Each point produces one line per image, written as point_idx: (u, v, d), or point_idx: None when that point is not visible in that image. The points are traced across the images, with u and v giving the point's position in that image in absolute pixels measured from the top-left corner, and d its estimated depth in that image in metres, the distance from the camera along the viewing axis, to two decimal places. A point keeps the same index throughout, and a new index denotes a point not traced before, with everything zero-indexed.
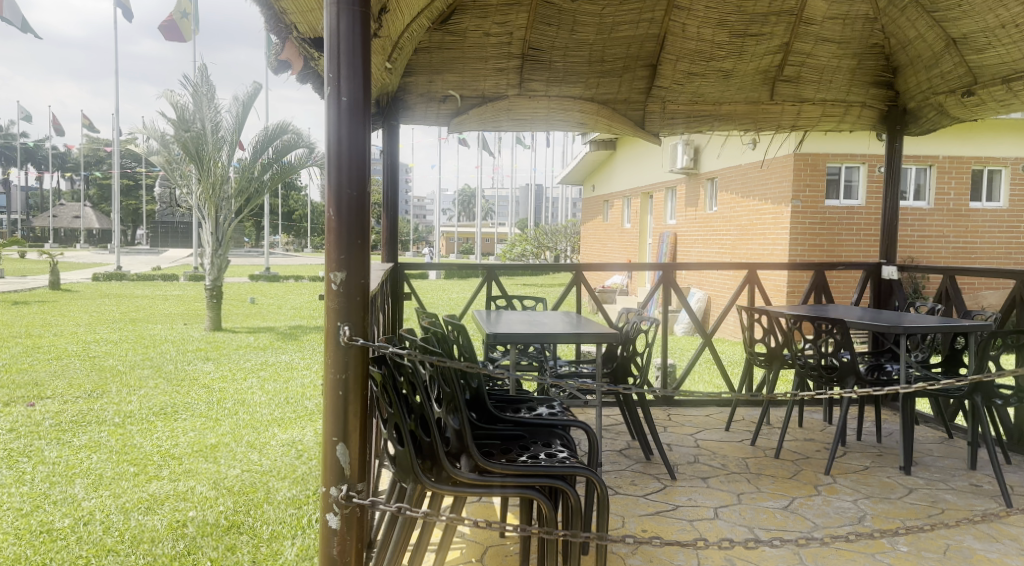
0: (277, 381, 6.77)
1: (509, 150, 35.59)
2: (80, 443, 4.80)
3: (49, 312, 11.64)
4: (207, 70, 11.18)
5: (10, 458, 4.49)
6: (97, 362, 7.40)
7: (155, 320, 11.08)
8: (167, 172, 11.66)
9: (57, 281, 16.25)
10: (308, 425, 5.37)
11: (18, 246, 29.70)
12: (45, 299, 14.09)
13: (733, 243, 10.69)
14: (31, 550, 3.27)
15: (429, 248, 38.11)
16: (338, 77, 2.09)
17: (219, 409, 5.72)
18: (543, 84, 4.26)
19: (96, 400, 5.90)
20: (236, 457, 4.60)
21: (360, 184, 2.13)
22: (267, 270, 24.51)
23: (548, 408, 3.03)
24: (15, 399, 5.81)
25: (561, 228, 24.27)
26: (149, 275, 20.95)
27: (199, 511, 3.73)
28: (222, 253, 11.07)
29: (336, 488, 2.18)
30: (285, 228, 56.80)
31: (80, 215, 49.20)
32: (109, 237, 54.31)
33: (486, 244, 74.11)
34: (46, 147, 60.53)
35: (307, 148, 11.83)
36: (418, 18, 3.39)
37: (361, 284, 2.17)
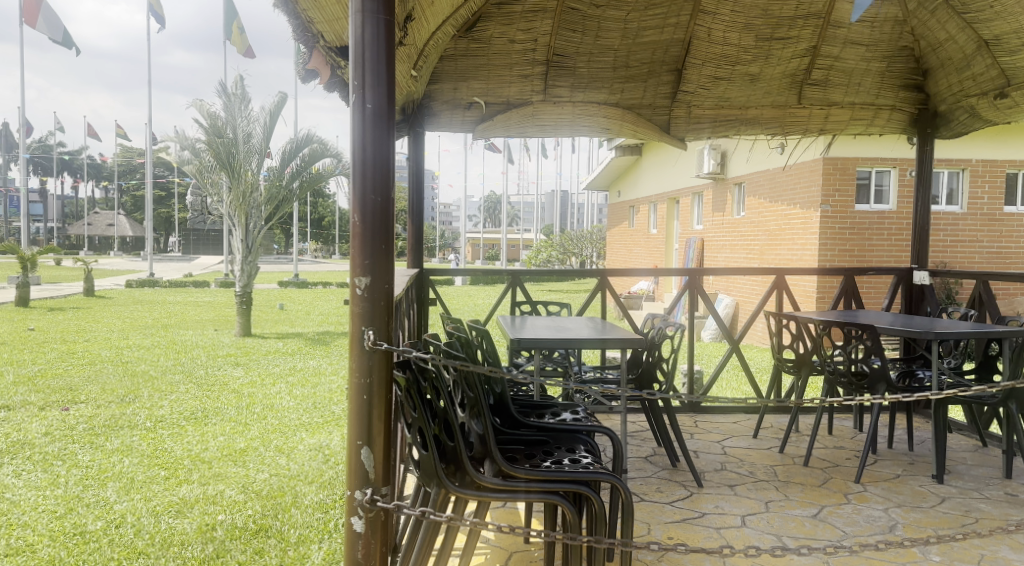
0: (305, 386, 6.85)
1: (535, 159, 35.64)
2: (113, 447, 4.90)
3: (84, 318, 11.93)
4: (241, 81, 11.36)
5: (45, 461, 4.61)
6: (130, 367, 7.54)
7: (186, 325, 11.32)
8: (199, 181, 11.82)
9: (91, 288, 16.64)
10: (336, 429, 5.43)
11: (55, 256, 30.46)
12: (81, 305, 14.44)
13: (761, 248, 10.56)
14: (65, 552, 3.36)
15: (455, 254, 38.26)
16: (364, 84, 2.14)
17: (247, 413, 5.80)
18: (567, 89, 4.26)
19: (128, 405, 6.01)
20: (264, 461, 4.65)
21: (384, 189, 2.17)
22: (296, 276, 24.93)
23: (572, 414, 3.02)
24: (49, 404, 5.96)
25: (587, 234, 24.22)
26: (181, 282, 21.39)
27: (228, 514, 3.78)
28: (251, 260, 11.21)
29: (360, 491, 2.20)
30: (315, 236, 57.53)
31: (113, 222, 51.04)
32: (143, 245, 55.45)
33: (511, 250, 74.28)
34: (81, 157, 62.22)
35: (334, 158, 11.93)
36: (443, 26, 3.42)
37: (385, 289, 2.21)
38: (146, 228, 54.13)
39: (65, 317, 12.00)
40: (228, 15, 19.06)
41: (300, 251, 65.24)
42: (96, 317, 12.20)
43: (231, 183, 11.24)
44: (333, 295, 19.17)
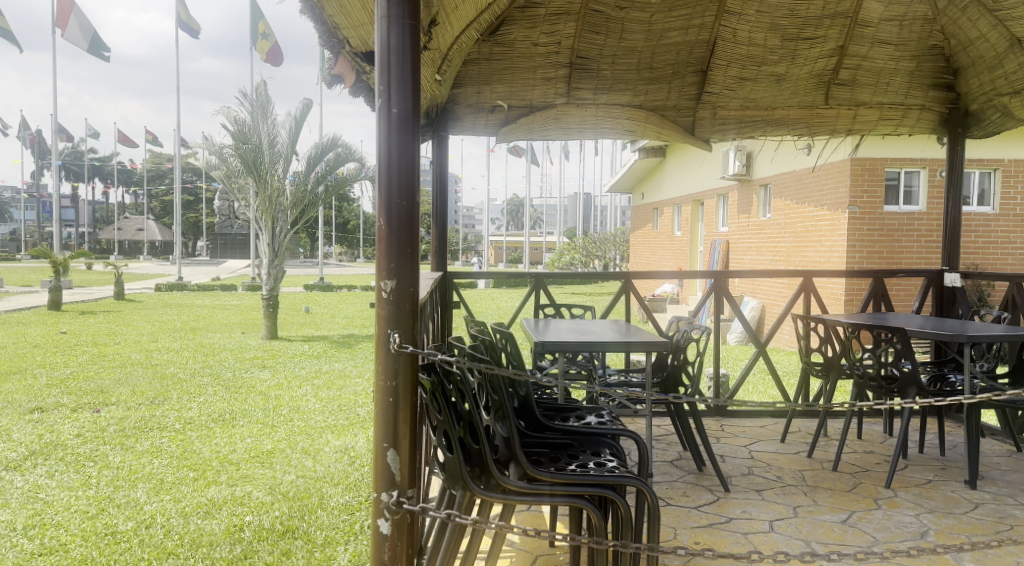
0: (330, 388, 6.91)
1: (558, 161, 35.62)
2: (143, 448, 4.98)
3: (115, 321, 12.15)
4: (264, 87, 11.43)
5: (78, 462, 4.70)
6: (159, 370, 7.67)
7: (214, 328, 11.49)
8: (227, 186, 11.98)
9: (122, 292, 16.96)
10: (361, 431, 5.46)
11: (87, 260, 31.13)
12: (112, 309, 14.71)
13: (788, 250, 10.44)
14: (97, 552, 3.42)
15: (478, 257, 38.36)
16: (389, 89, 2.15)
17: (274, 415, 5.87)
18: (591, 92, 4.26)
19: (158, 407, 6.11)
20: (291, 463, 4.70)
21: (410, 194, 2.19)
22: (321, 280, 25.19)
23: (597, 417, 3.01)
24: (81, 406, 6.07)
25: (610, 236, 24.15)
26: (210, 285, 21.70)
27: (255, 515, 3.83)
28: (278, 264, 11.33)
29: (386, 493, 2.22)
30: (340, 240, 58.07)
31: (144, 227, 52.00)
32: (172, 250, 56.41)
33: (535, 253, 74.27)
34: (112, 163, 63.53)
35: (359, 162, 12.03)
36: (467, 31, 3.43)
37: (411, 292, 2.22)
38: (175, 233, 55.06)
39: (97, 320, 12.24)
40: (254, 22, 19.33)
41: (326, 254, 65.90)
42: (127, 320, 12.42)
43: (257, 188, 11.33)
44: (358, 299, 19.32)
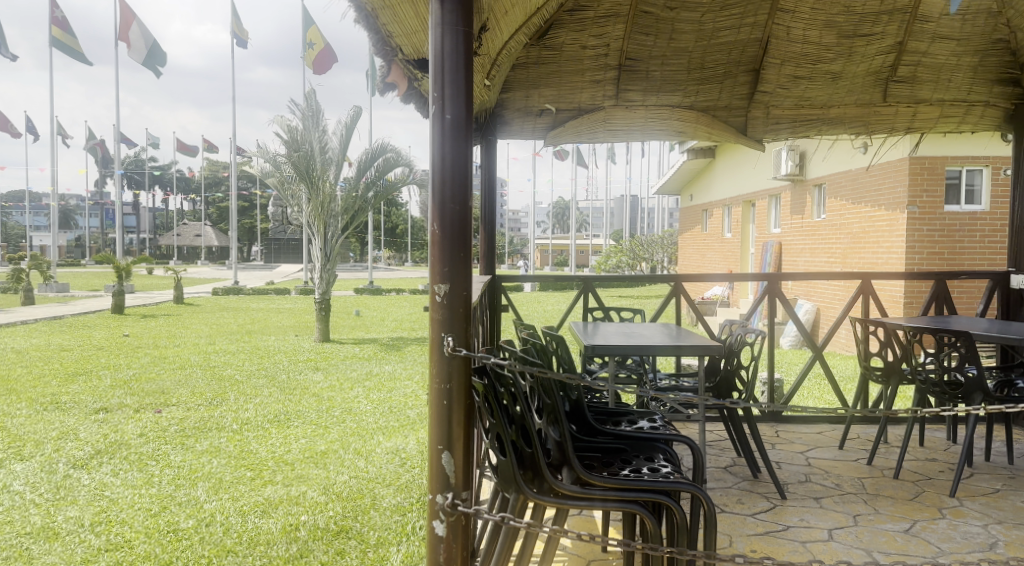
0: (381, 391, 7.01)
1: (605, 164, 35.48)
2: (202, 448, 5.14)
3: (175, 324, 12.58)
4: (314, 95, 11.67)
5: (141, 460, 4.87)
6: (217, 372, 7.89)
7: (269, 331, 11.79)
8: (281, 193, 12.27)
9: (182, 295, 17.55)
10: (412, 433, 5.53)
11: (149, 265, 32.35)
12: (172, 312, 15.23)
13: (843, 252, 10.18)
14: (160, 548, 3.54)
15: (525, 261, 38.45)
16: (443, 96, 2.18)
17: (328, 417, 5.98)
18: (640, 93, 4.25)
19: (216, 407, 6.29)
20: (344, 464, 4.78)
21: (462, 198, 2.21)
22: (371, 283, 25.62)
23: (649, 422, 2.99)
24: (144, 406, 6.30)
25: (658, 239, 23.93)
26: (265, 289, 22.29)
27: (311, 515, 3.91)
28: (330, 268, 11.55)
29: (441, 495, 2.24)
30: (389, 244, 58.91)
31: (202, 233, 53.72)
32: (228, 255, 58.11)
33: (581, 256, 74.03)
34: (172, 171, 65.77)
35: (408, 167, 12.21)
36: (516, 35, 3.45)
37: (464, 295, 2.25)
38: (231, 238, 56.70)
39: (157, 324, 12.68)
40: (305, 32, 19.80)
41: (375, 258, 66.94)
42: (185, 323, 12.83)
43: (310, 194, 11.52)
44: (407, 302, 19.57)
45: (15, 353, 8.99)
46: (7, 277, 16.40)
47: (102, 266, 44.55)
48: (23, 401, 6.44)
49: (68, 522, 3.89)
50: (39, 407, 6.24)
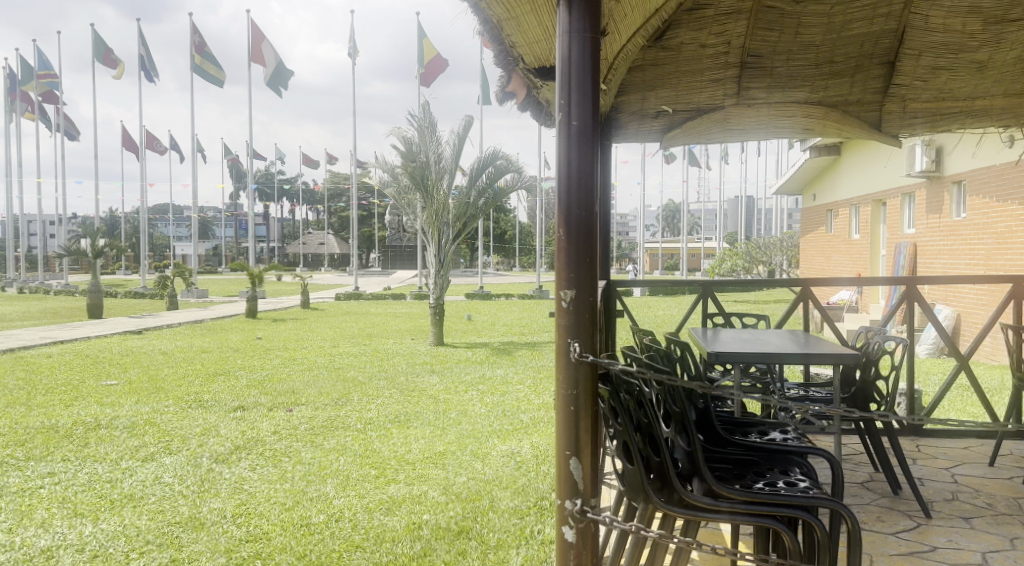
0: (495, 394, 7.12)
1: (719, 165, 34.51)
2: (329, 446, 5.40)
3: (302, 328, 13.34)
4: (429, 106, 12.03)
5: (276, 456, 5.18)
6: (341, 373, 8.29)
7: (387, 335, 12.26)
8: (397, 202, 12.73)
9: (308, 300, 18.61)
10: (526, 437, 5.56)
11: (279, 273, 34.60)
12: (299, 316, 16.17)
13: (987, 253, 9.39)
14: (294, 541, 3.75)
15: (636, 265, 37.99)
16: (569, 103, 2.19)
17: (445, 418, 6.14)
18: (763, 91, 4.14)
19: (342, 407, 6.60)
20: (462, 466, 4.88)
21: (587, 204, 2.20)
22: (482, 288, 26.16)
23: (782, 434, 2.87)
24: (276, 405, 6.70)
25: (777, 241, 23.00)
26: (382, 294, 23.23)
27: (432, 514, 4.02)
28: (444, 274, 11.88)
29: (570, 501, 2.24)
30: (498, 249, 59.86)
31: (325, 241, 56.80)
32: (347, 262, 61.06)
33: (692, 260, 72.22)
34: (295, 184, 69.87)
35: (517, 173, 12.39)
36: (635, 37, 3.43)
37: (590, 301, 2.23)
38: (350, 246, 59.53)
39: (286, 327, 13.50)
40: (419, 46, 20.51)
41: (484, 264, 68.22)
42: (311, 327, 13.59)
43: (425, 203, 11.84)
44: (517, 307, 19.81)
45: (163, 354, 9.82)
46: (156, 284, 18.00)
47: (234, 274, 47.95)
48: (171, 398, 7.01)
49: (213, 513, 4.19)
50: (185, 404, 6.78)
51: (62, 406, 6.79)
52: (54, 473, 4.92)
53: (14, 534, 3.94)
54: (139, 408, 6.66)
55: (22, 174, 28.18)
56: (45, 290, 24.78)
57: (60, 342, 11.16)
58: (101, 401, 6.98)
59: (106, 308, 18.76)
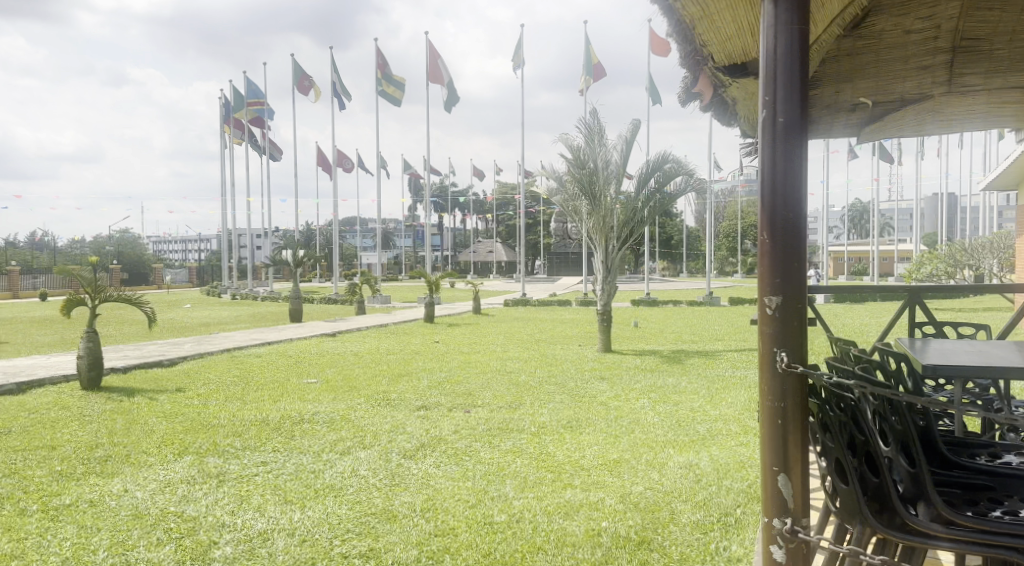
0: (668, 403, 6.96)
1: (914, 158, 31.45)
2: (506, 447, 5.55)
3: (475, 332, 13.89)
4: (598, 113, 12.10)
5: (457, 455, 5.42)
6: (514, 377, 8.50)
7: (556, 340, 12.44)
8: (564, 209, 12.90)
9: (479, 306, 19.37)
10: (704, 449, 5.37)
11: (452, 279, 36.26)
12: (471, 321, 16.86)
13: None
14: (479, 539, 3.88)
15: (816, 270, 35.57)
16: (775, 99, 2.09)
17: (618, 426, 6.10)
18: (980, 76, 3.72)
19: (516, 410, 6.76)
20: (638, 474, 4.81)
21: (795, 205, 2.09)
22: (649, 294, 25.76)
23: (1019, 457, 2.54)
24: (455, 406, 7.01)
25: (987, 242, 20.51)
26: (550, 300, 23.60)
27: (611, 522, 4.00)
28: (611, 280, 11.83)
29: (778, 519, 2.14)
30: (663, 255, 58.70)
31: (493, 249, 58.81)
32: (513, 268, 62.81)
33: (878, 264, 66.38)
34: (464, 195, 73.03)
35: (687, 176, 12.11)
36: (832, 27, 3.21)
37: (799, 307, 2.10)
38: (516, 254, 61.19)
39: (461, 331, 14.13)
40: (585, 54, 20.67)
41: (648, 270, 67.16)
42: (484, 331, 14.11)
43: (592, 209, 11.90)
44: (687, 313, 19.29)
45: (352, 356, 10.64)
46: (345, 290, 19.59)
47: (410, 280, 51.02)
48: (362, 397, 7.57)
49: (402, 506, 4.46)
50: (374, 402, 7.29)
51: (271, 402, 7.56)
52: (267, 462, 5.48)
53: (236, 516, 4.44)
54: (335, 405, 7.26)
55: (236, 192, 31.92)
56: (253, 296, 27.86)
57: (267, 343, 12.47)
58: (302, 398, 7.69)
59: (304, 312, 20.71)
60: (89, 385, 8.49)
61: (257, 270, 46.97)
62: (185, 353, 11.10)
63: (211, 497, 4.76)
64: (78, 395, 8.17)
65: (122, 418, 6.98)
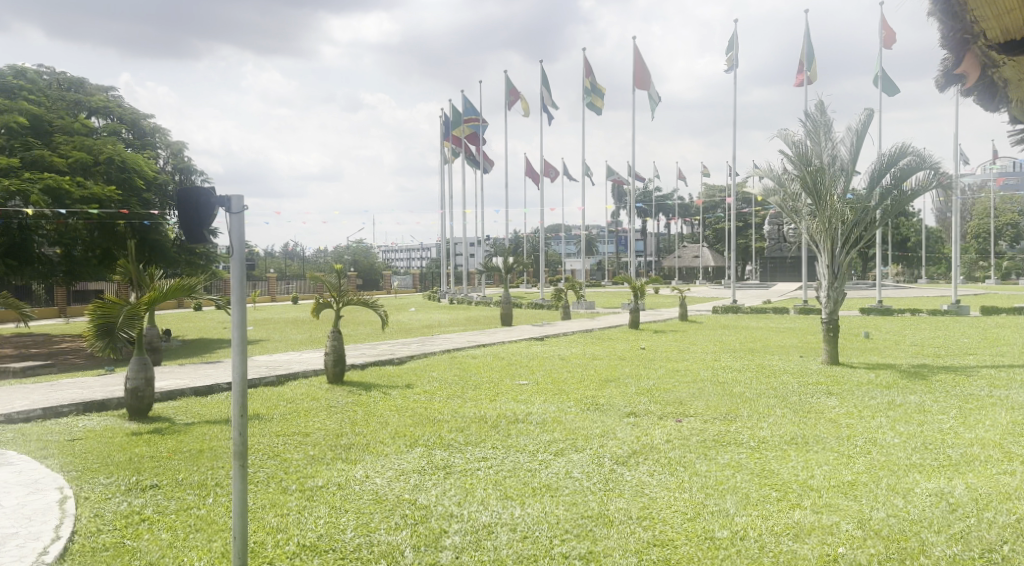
0: (910, 423, 6.26)
1: None
2: (724, 461, 5.33)
3: (684, 340, 13.56)
4: (826, 106, 11.26)
5: (672, 465, 5.31)
6: (729, 388, 8.14)
7: (773, 350, 11.75)
8: (781, 210, 12.14)
9: (688, 313, 18.89)
10: (958, 477, 4.76)
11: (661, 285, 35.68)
12: (680, 329, 16.49)
13: None
14: (702, 554, 3.77)
15: None
16: None
17: (850, 445, 5.60)
18: None
19: (732, 422, 6.48)
20: (878, 499, 4.38)
21: None
22: (881, 301, 23.37)
23: None
24: (667, 414, 6.89)
25: None
26: (764, 308, 22.34)
27: (849, 550, 3.69)
28: (838, 286, 10.89)
29: None
30: (895, 258, 52.99)
31: (701, 254, 57.05)
32: (722, 274, 60.39)
33: None
34: (669, 199, 71.72)
35: (932, 170, 10.85)
36: None
37: None
38: (725, 259, 58.79)
39: (670, 339, 13.88)
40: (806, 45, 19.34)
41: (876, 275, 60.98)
42: (694, 339, 13.74)
43: (816, 210, 11.05)
44: (928, 324, 17.20)
45: (561, 360, 10.88)
46: (553, 296, 20.13)
47: (616, 286, 51.11)
48: (573, 400, 7.71)
49: (619, 512, 4.46)
50: (585, 407, 7.39)
51: (488, 401, 7.98)
52: (487, 459, 5.78)
53: (462, 508, 4.71)
54: (547, 407, 7.47)
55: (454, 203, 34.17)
56: (469, 301, 29.63)
57: (482, 346, 13.18)
58: (516, 398, 8.02)
59: (515, 316, 21.60)
60: (333, 379, 9.54)
61: (471, 276, 49.79)
62: (412, 352, 12.09)
63: (438, 489, 5.11)
64: (325, 388, 9.22)
65: (360, 410, 7.76)
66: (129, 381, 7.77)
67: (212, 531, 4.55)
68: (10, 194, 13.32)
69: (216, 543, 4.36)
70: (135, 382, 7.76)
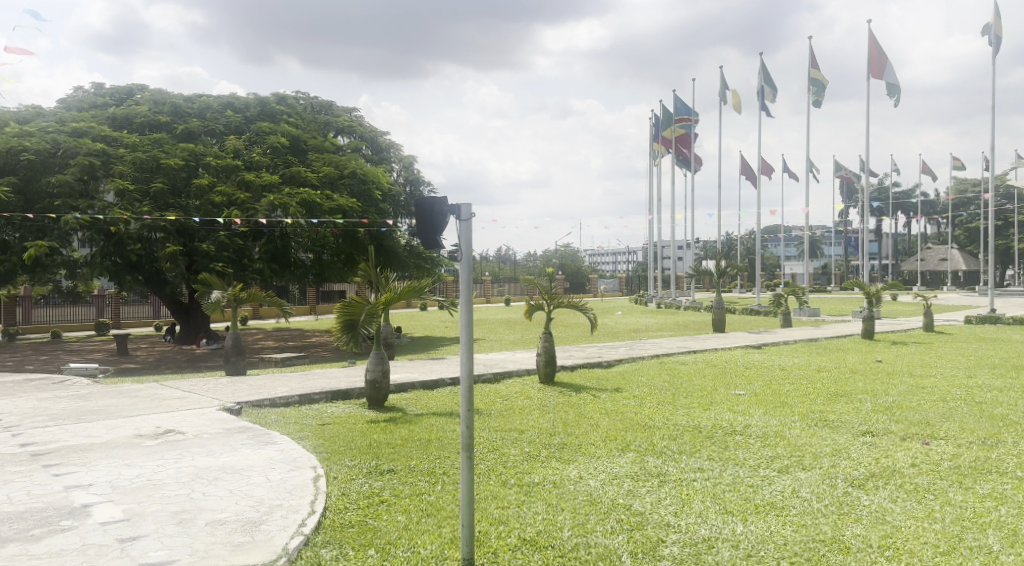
0: None
1: None
2: (984, 492, 4.70)
3: (929, 353, 12.09)
4: None
5: (918, 491, 4.79)
6: (988, 409, 7.11)
7: None
8: None
9: (931, 323, 16.84)
10: None
11: (899, 292, 32.14)
12: (924, 339, 14.73)
13: None
14: None
15: None
16: None
17: None
18: None
19: (992, 449, 5.66)
20: None
21: None
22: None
23: None
24: (910, 435, 6.18)
25: None
26: None
27: None
28: None
29: None
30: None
31: (948, 257, 50.54)
32: (976, 279, 52.89)
33: None
34: (908, 195, 64.38)
35: None
36: None
37: None
38: (979, 261, 51.46)
39: (910, 351, 12.47)
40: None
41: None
42: (940, 352, 12.20)
43: None
44: None
45: (781, 370, 10.20)
46: (770, 302, 19.00)
47: (845, 291, 46.92)
48: (797, 414, 7.18)
49: (857, 539, 4.09)
50: (811, 421, 6.85)
51: (701, 409, 7.72)
52: (703, 470, 5.58)
53: (679, 518, 4.59)
54: (768, 419, 7.04)
55: (662, 205, 33.60)
56: (678, 305, 28.94)
57: (693, 352, 12.81)
58: (732, 409, 7.66)
59: (728, 323, 20.72)
60: (545, 379, 9.80)
61: (680, 280, 48.59)
62: (621, 356, 12.06)
63: (654, 496, 5.03)
64: (538, 387, 9.52)
65: (572, 411, 7.89)
66: (368, 373, 8.63)
67: (440, 517, 4.88)
68: (275, 206, 15.43)
69: (445, 529, 4.66)
70: (374, 374, 8.58)
